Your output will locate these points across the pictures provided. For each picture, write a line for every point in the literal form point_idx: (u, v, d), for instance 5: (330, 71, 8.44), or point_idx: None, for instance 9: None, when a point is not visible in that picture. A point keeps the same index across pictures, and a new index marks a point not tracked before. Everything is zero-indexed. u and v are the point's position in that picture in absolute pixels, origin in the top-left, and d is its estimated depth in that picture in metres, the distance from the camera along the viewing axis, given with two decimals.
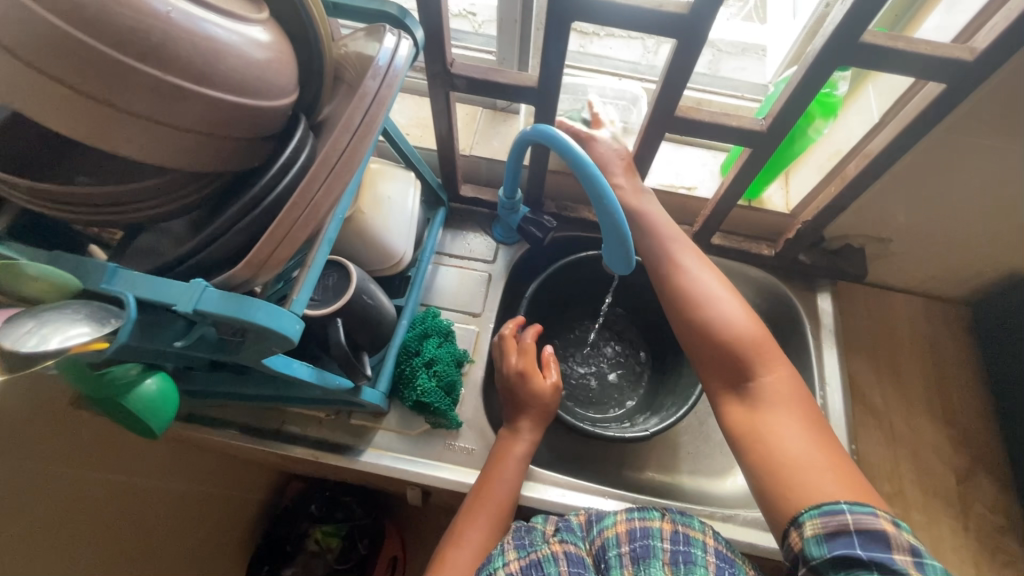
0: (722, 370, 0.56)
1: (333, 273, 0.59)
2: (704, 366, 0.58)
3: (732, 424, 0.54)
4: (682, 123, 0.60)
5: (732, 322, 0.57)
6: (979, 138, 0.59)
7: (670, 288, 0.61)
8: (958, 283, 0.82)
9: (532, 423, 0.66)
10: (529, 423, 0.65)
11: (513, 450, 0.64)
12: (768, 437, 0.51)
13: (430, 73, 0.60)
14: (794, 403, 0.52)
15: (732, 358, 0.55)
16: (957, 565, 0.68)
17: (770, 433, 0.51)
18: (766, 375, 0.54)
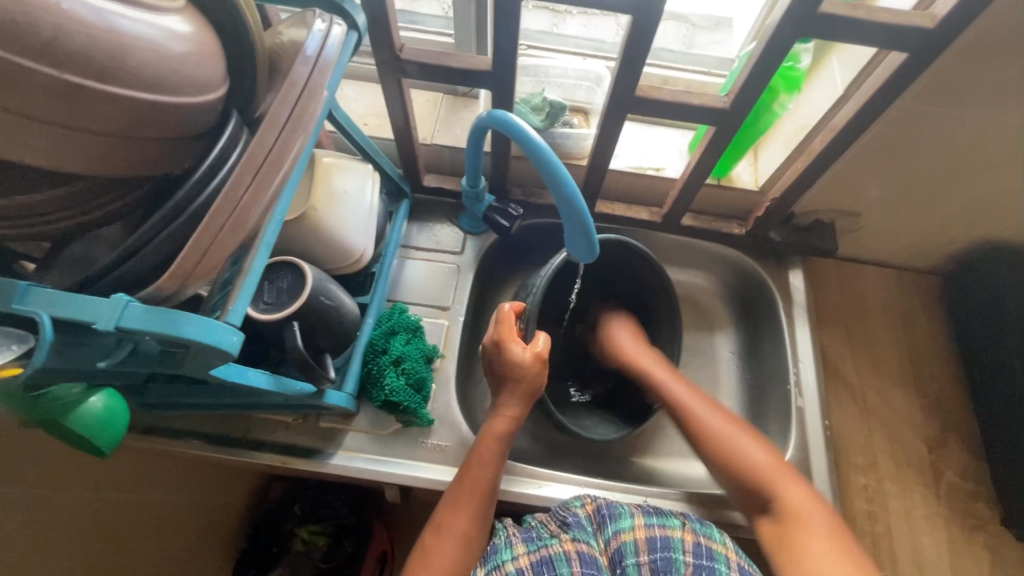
0: (742, 489, 0.61)
1: (287, 275, 0.56)
2: (732, 489, 0.62)
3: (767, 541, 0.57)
4: (644, 103, 0.58)
5: (735, 440, 0.63)
6: (943, 108, 0.58)
7: (675, 411, 0.67)
8: (927, 253, 0.82)
9: (514, 403, 0.65)
10: (511, 403, 0.65)
11: (497, 431, 0.63)
12: (801, 549, 0.53)
13: (379, 59, 0.57)
14: (814, 509, 0.56)
15: (747, 476, 0.60)
16: (929, 531, 0.69)
17: (796, 537, 0.54)
18: (780, 488, 0.58)
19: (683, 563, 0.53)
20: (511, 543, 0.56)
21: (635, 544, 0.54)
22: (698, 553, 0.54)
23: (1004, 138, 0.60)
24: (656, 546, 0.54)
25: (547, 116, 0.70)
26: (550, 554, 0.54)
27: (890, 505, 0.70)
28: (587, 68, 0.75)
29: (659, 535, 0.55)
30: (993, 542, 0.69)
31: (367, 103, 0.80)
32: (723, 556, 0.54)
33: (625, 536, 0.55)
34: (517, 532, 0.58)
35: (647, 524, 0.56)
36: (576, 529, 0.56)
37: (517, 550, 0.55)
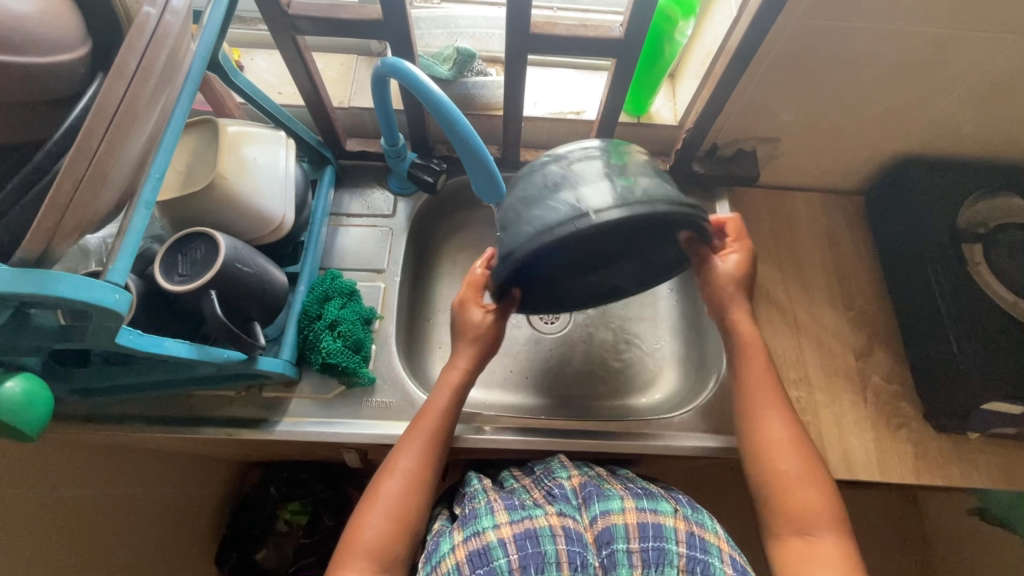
0: (789, 515, 0.55)
1: (201, 245, 0.56)
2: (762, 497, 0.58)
3: (782, 558, 0.54)
4: (541, 40, 0.58)
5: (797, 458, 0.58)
6: (835, 21, 0.59)
7: (747, 422, 0.61)
8: (847, 173, 0.85)
9: (466, 354, 0.66)
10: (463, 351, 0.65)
11: (449, 382, 0.64)
12: None
13: (267, 17, 0.56)
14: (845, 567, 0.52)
15: (798, 510, 0.55)
16: (858, 433, 0.73)
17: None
18: (822, 531, 0.54)
19: (675, 554, 0.53)
20: (493, 511, 0.56)
21: (626, 530, 0.54)
22: (691, 544, 0.54)
23: (896, 48, 0.62)
24: (648, 534, 0.54)
25: (455, 65, 0.69)
26: (535, 526, 0.54)
27: (822, 414, 0.74)
28: (497, 15, 0.74)
29: (652, 522, 0.55)
30: (918, 437, 0.73)
31: (279, 72, 0.79)
32: (715, 546, 0.55)
33: (616, 518, 0.55)
34: (498, 500, 0.58)
35: (639, 508, 0.56)
36: (561, 504, 0.57)
37: (499, 519, 0.55)
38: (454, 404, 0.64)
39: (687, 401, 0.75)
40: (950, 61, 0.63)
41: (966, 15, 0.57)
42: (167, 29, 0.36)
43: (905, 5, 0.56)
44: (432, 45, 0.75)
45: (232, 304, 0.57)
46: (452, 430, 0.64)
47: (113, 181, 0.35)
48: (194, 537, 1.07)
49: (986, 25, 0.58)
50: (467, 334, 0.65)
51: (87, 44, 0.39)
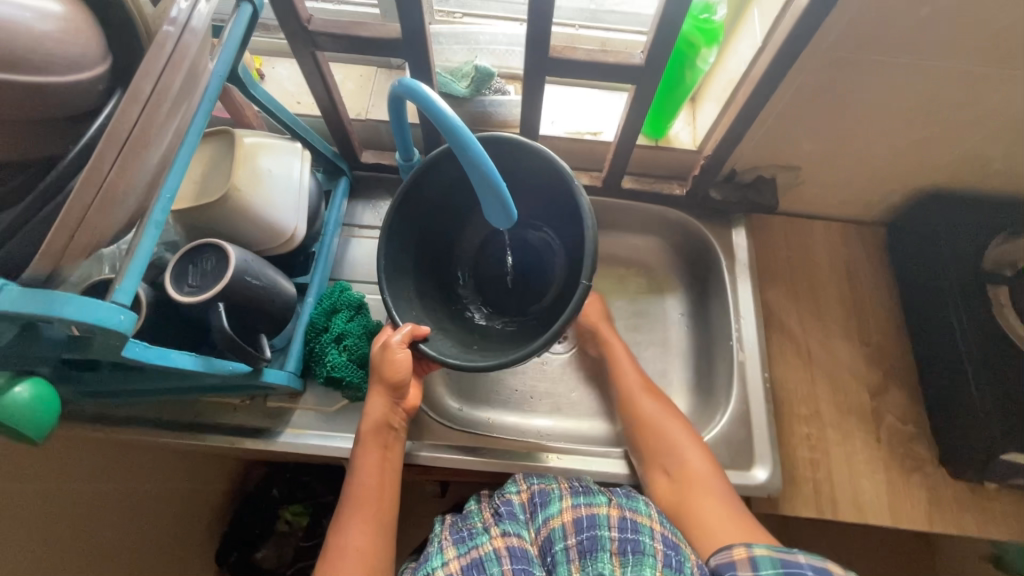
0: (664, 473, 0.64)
1: (211, 256, 0.56)
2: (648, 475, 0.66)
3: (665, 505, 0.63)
4: (560, 63, 0.57)
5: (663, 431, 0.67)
6: (862, 54, 0.57)
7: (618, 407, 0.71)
8: (870, 204, 0.83)
9: (378, 400, 0.63)
10: (372, 400, 0.62)
11: (367, 433, 0.62)
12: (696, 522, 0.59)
13: (287, 32, 0.56)
14: (716, 496, 0.60)
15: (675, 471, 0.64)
16: (868, 474, 0.71)
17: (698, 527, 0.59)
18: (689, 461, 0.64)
19: (608, 539, 0.55)
20: (442, 548, 0.58)
21: (563, 529, 0.57)
22: (623, 527, 0.55)
23: (925, 83, 0.60)
24: (582, 526, 0.56)
25: (473, 83, 0.69)
26: (481, 555, 0.55)
27: (832, 452, 0.72)
28: (518, 32, 0.74)
29: (585, 515, 0.57)
30: (931, 482, 0.71)
31: (300, 81, 0.79)
32: (647, 527, 0.56)
33: (554, 522, 0.58)
34: (448, 536, 0.59)
35: (574, 505, 0.58)
36: (507, 523, 0.59)
37: (447, 554, 0.57)
38: (377, 457, 0.62)
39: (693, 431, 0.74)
40: (982, 98, 0.61)
41: (1001, 54, 0.55)
42: (185, 48, 0.36)
43: (936, 41, 0.55)
44: (452, 61, 0.75)
45: (239, 317, 0.57)
46: (393, 483, 0.62)
47: (123, 203, 0.35)
48: (196, 533, 1.08)
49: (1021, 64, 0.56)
50: (378, 383, 0.62)
51: (106, 62, 0.39)
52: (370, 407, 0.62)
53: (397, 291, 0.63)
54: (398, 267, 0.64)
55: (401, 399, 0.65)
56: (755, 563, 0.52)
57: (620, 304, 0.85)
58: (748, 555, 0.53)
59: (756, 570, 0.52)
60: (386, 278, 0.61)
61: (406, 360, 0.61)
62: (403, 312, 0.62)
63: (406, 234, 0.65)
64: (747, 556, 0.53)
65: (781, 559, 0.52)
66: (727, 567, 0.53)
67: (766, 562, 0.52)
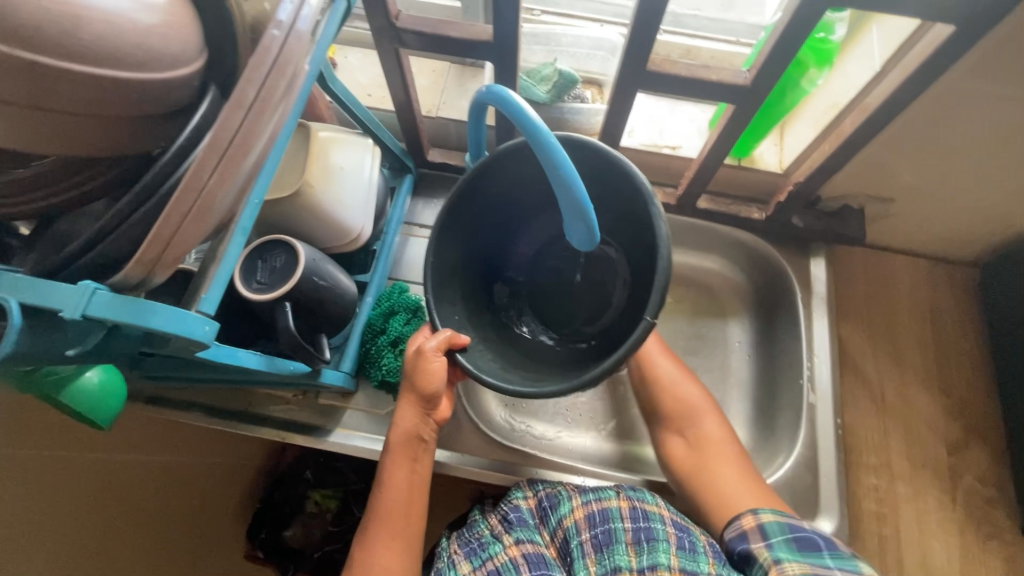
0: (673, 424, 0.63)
1: (280, 254, 0.55)
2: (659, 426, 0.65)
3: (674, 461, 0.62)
4: (657, 77, 0.53)
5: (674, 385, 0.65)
6: (995, 86, 0.52)
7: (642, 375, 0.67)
8: (965, 244, 0.76)
9: (407, 411, 0.60)
10: (404, 411, 0.60)
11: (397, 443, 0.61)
12: (711, 477, 0.58)
13: (374, 27, 0.54)
14: (726, 454, 0.59)
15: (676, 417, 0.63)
16: (939, 536, 0.66)
17: (710, 476, 0.58)
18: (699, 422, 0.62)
19: (621, 530, 0.53)
20: (454, 563, 0.55)
21: (576, 526, 0.54)
22: (635, 517, 0.54)
23: None
24: (595, 521, 0.54)
25: (554, 88, 0.66)
26: (497, 565, 0.53)
27: (901, 508, 0.67)
28: (602, 35, 0.70)
29: (597, 510, 0.55)
30: (1009, 551, 0.66)
31: (372, 72, 0.77)
32: (657, 514, 0.54)
33: (567, 521, 0.55)
34: (459, 549, 0.57)
35: (585, 502, 0.56)
36: (518, 530, 0.56)
37: (462, 570, 0.54)
38: (405, 469, 0.60)
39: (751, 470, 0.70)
40: None
41: None
42: (289, 53, 0.35)
43: None
44: (530, 62, 0.72)
45: (303, 316, 0.56)
46: (423, 496, 0.61)
47: (217, 211, 0.34)
48: (230, 508, 1.09)
49: None
50: (408, 392, 0.60)
51: (203, 57, 0.38)
52: (401, 418, 0.60)
53: (444, 294, 0.59)
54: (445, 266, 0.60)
55: (434, 409, 0.62)
56: (764, 531, 0.51)
57: (680, 326, 0.81)
58: (756, 524, 0.52)
59: (767, 537, 0.50)
60: (431, 276, 0.58)
61: (437, 375, 0.56)
62: (448, 317, 0.59)
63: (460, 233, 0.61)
64: (756, 524, 0.52)
65: (789, 525, 0.51)
66: (740, 542, 0.52)
67: (775, 529, 0.51)
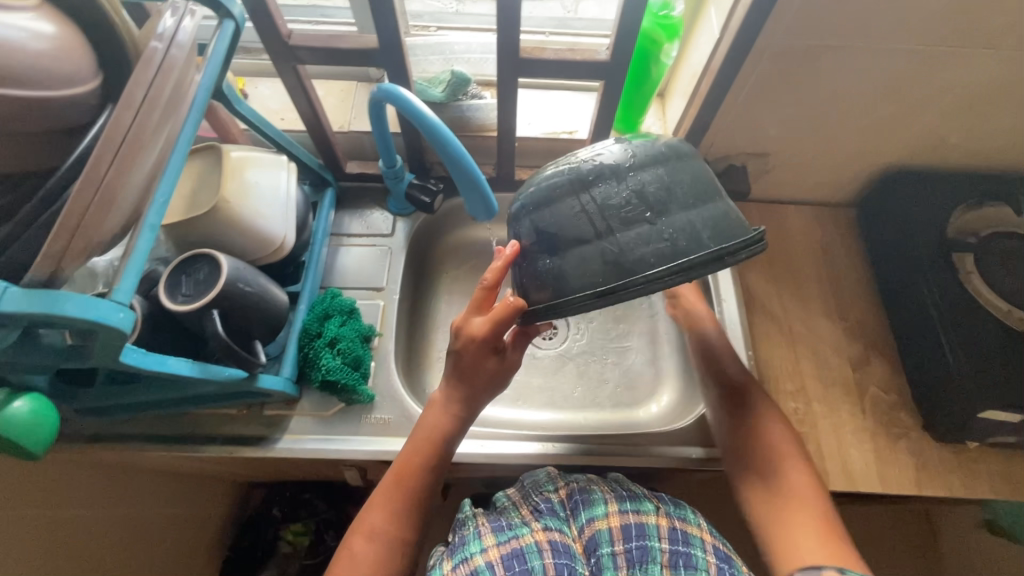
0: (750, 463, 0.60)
1: (203, 265, 0.58)
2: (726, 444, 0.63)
3: (754, 507, 0.58)
4: (530, 64, 0.60)
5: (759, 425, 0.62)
6: (813, 40, 0.61)
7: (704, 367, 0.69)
8: (840, 186, 0.87)
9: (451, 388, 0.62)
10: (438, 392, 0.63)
11: (424, 425, 0.62)
12: (789, 531, 0.54)
13: (269, 48, 0.59)
14: (807, 500, 0.55)
15: (759, 453, 0.60)
16: (855, 444, 0.73)
17: (783, 525, 0.54)
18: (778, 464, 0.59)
19: (658, 551, 0.54)
20: (480, 535, 0.57)
21: (609, 533, 0.56)
22: (674, 539, 0.56)
23: (874, 64, 0.64)
24: (630, 534, 0.55)
25: (448, 87, 0.72)
26: (522, 546, 0.55)
27: (820, 424, 0.74)
28: (490, 41, 0.78)
29: (634, 522, 0.56)
30: (917, 447, 0.73)
31: (283, 99, 0.82)
32: (698, 538, 0.57)
33: (600, 524, 0.57)
34: (486, 523, 0.59)
35: (621, 510, 0.58)
36: (548, 518, 0.58)
37: (486, 542, 0.56)
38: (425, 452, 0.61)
39: (687, 413, 0.75)
40: (929, 76, 0.65)
41: (941, 32, 0.59)
42: (172, 62, 0.40)
43: (881, 24, 0.59)
44: (429, 72, 0.78)
45: (234, 323, 0.59)
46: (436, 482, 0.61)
47: (120, 206, 0.37)
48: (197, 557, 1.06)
49: (957, 42, 0.61)
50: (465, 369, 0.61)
51: (98, 78, 0.41)
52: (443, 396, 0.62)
53: (573, 275, 0.49)
54: (593, 247, 0.48)
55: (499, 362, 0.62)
56: None
57: None
58: None
59: None
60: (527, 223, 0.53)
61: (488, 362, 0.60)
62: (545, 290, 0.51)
63: (641, 180, 0.48)
64: None
65: None
66: None
67: None
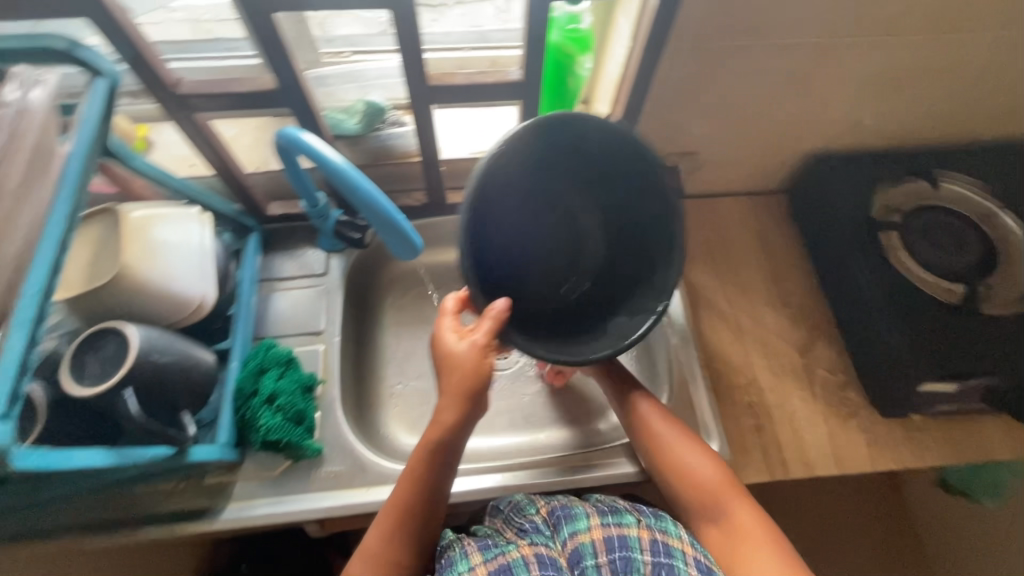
0: (699, 512, 0.59)
1: (110, 341, 0.53)
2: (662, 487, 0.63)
3: (711, 546, 0.57)
4: (441, 91, 0.58)
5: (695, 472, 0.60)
6: (722, 41, 0.61)
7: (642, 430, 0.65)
8: (769, 175, 0.88)
9: (454, 408, 0.55)
10: (448, 408, 0.55)
11: (428, 442, 0.57)
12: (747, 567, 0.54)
13: (158, 98, 0.55)
14: (761, 538, 0.55)
15: (702, 502, 0.59)
16: (810, 429, 0.74)
17: (740, 563, 0.54)
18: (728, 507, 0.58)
19: (641, 562, 0.51)
20: (467, 553, 0.54)
21: (592, 546, 0.52)
22: (656, 551, 0.52)
23: (783, 58, 0.65)
24: (613, 545, 0.51)
25: (364, 118, 0.72)
26: (509, 561, 0.51)
27: (775, 415, 0.75)
28: None
29: (617, 533, 0.52)
30: (867, 425, 0.74)
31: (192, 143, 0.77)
32: (680, 551, 0.52)
33: (582, 538, 0.52)
34: (471, 542, 0.55)
35: (604, 523, 0.53)
36: (533, 534, 0.55)
37: (473, 560, 0.52)
38: (428, 473, 0.57)
39: None
40: (836, 66, 0.67)
41: (842, 23, 0.60)
42: (20, 123, 0.42)
43: (784, 21, 0.59)
44: (345, 100, 0.74)
45: (153, 398, 0.55)
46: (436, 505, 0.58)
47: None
48: None
49: (856, 30, 0.62)
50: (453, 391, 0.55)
51: None
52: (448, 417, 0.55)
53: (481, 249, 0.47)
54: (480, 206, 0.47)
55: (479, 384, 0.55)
56: None
57: None
58: None
59: None
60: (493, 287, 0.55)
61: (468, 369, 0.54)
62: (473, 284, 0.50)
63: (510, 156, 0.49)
64: None
65: None
66: None
67: None
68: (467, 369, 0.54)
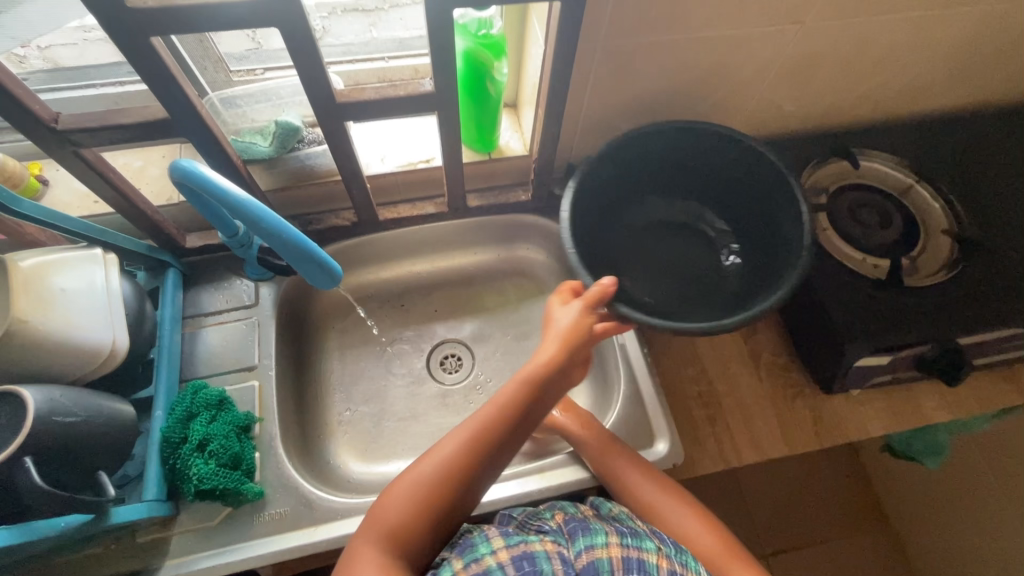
0: None
1: (5, 406, 0.49)
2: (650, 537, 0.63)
3: None
4: (349, 108, 0.55)
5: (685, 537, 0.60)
6: (634, 39, 0.61)
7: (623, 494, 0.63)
8: None
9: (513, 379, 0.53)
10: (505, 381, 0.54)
11: (485, 408, 0.53)
12: None
13: (33, 137, 0.50)
14: None
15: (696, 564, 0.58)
16: (758, 413, 0.75)
17: None
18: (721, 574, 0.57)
19: None
20: (489, 537, 0.52)
21: (610, 563, 0.49)
22: None
23: (697, 52, 0.65)
24: (632, 568, 0.49)
25: (276, 139, 0.69)
26: (531, 550, 0.50)
27: (725, 403, 0.76)
28: None
29: (637, 558, 0.50)
30: (813, 404, 0.76)
31: None
32: None
33: (601, 552, 0.50)
34: (495, 529, 0.54)
35: (624, 544, 0.51)
36: (556, 535, 0.53)
37: (495, 544, 0.51)
38: (471, 449, 0.51)
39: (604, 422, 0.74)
40: (748, 56, 0.68)
41: (748, 14, 0.61)
42: None
43: (692, 15, 0.59)
44: (259, 119, 0.71)
45: (62, 461, 0.50)
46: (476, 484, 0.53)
47: None
48: None
49: (764, 21, 0.63)
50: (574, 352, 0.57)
51: None
52: (555, 360, 0.53)
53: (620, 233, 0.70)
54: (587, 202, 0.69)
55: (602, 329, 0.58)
56: None
57: (505, 317, 0.84)
58: None
59: None
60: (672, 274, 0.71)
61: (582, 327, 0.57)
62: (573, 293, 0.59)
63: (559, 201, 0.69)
64: None
65: None
66: None
67: None
68: (572, 329, 0.55)
